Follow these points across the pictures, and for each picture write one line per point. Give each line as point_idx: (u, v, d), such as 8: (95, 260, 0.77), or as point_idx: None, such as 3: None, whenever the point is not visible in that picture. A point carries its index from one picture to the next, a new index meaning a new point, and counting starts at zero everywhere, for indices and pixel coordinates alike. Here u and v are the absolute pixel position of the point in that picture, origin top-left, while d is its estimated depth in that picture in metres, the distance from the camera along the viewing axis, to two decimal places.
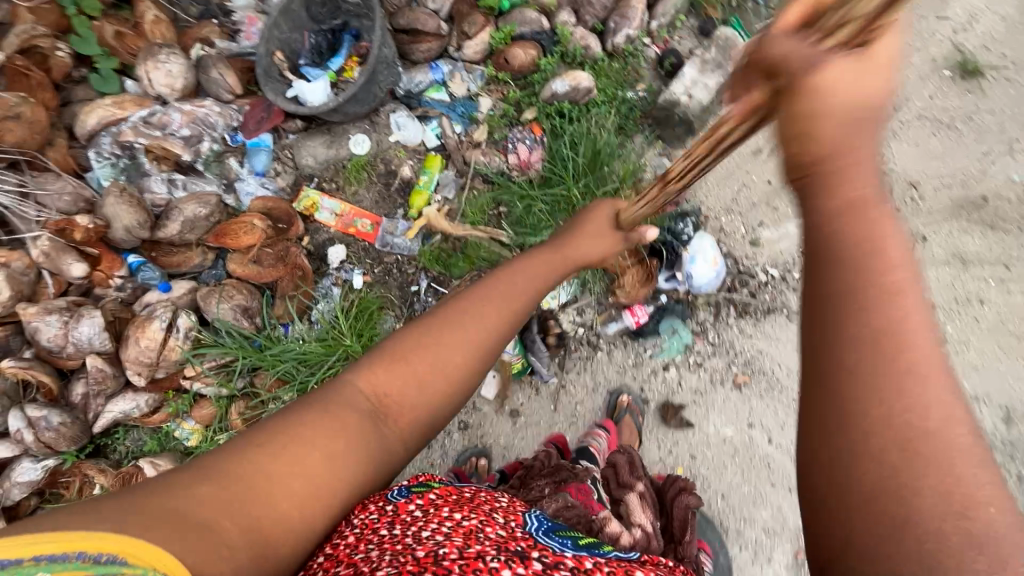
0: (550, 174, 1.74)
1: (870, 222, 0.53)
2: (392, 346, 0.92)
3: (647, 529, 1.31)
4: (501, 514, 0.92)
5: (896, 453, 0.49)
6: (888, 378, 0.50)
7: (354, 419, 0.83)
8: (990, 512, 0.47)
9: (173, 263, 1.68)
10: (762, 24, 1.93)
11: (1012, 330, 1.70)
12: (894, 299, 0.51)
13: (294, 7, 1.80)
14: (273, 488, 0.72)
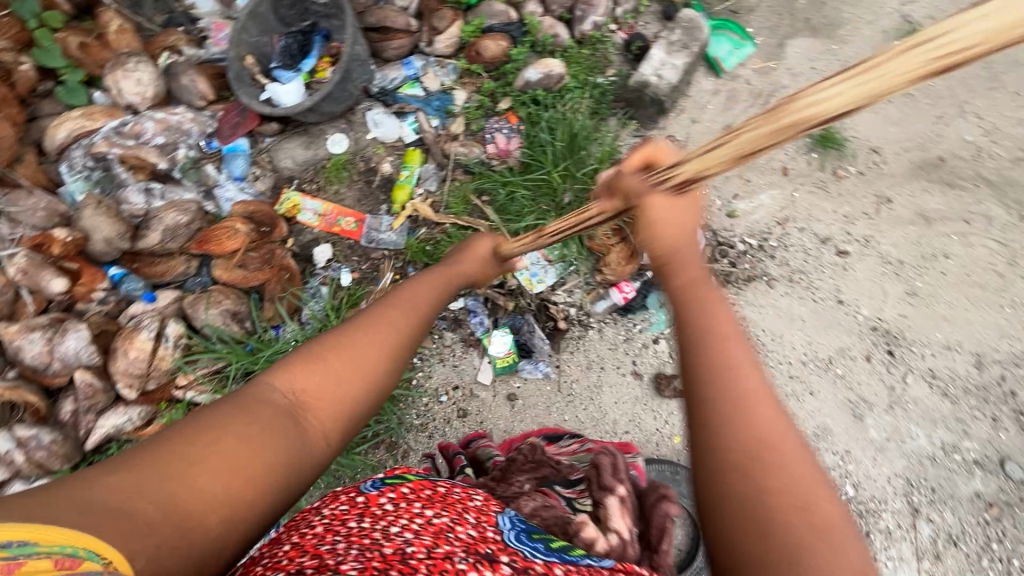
0: (529, 160, 1.77)
1: (700, 299, 0.78)
2: (317, 346, 0.87)
3: (624, 536, 1.02)
4: (477, 514, 0.83)
5: (741, 457, 0.66)
6: (729, 400, 0.69)
7: (272, 415, 0.76)
8: (819, 504, 0.63)
9: (157, 273, 1.66)
10: (722, 6, 2.05)
11: (977, 280, 1.79)
12: (726, 348, 0.73)
13: (263, 10, 1.80)
14: (193, 479, 0.65)
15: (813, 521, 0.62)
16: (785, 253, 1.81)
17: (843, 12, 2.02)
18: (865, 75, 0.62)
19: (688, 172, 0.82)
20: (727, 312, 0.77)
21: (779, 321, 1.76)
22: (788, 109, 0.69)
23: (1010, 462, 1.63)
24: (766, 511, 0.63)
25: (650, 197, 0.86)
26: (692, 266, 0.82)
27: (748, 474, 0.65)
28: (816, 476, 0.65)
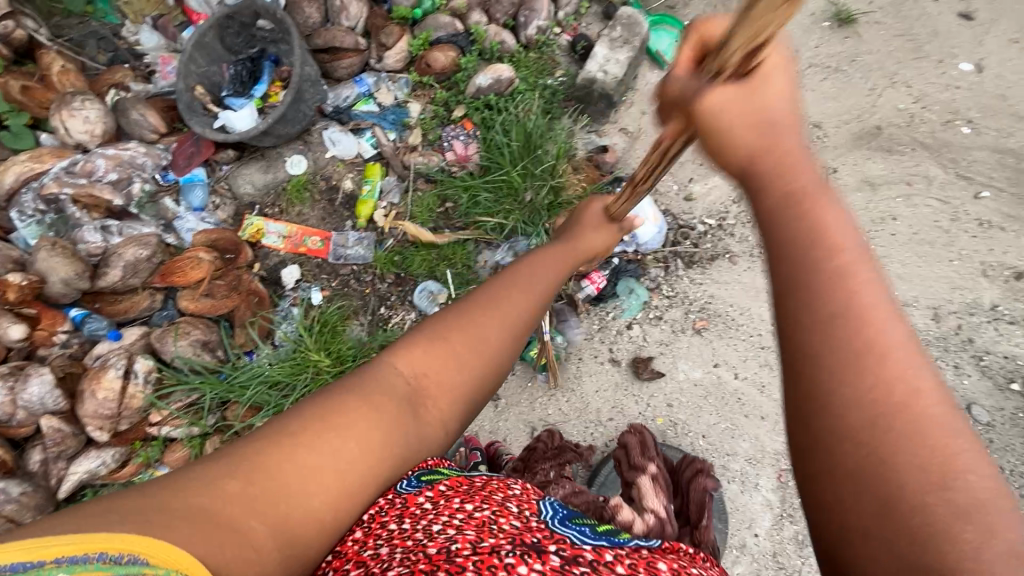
0: (488, 162, 1.80)
1: (812, 215, 0.55)
2: (446, 320, 0.87)
3: (662, 514, 0.91)
4: (518, 501, 0.74)
5: (861, 424, 0.49)
6: (848, 351, 0.51)
7: (392, 403, 0.76)
8: (970, 480, 0.46)
9: (121, 310, 1.64)
10: (659, 3, 2.13)
11: (925, 238, 1.88)
12: (846, 285, 0.52)
13: (208, 40, 1.80)
14: (306, 487, 0.66)
15: (964, 505, 0.45)
16: (744, 229, 1.83)
17: None
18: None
19: (738, 50, 0.61)
20: (848, 231, 0.54)
21: (745, 296, 1.77)
22: None
23: (975, 407, 1.71)
24: (905, 491, 0.46)
25: (707, 96, 0.61)
26: (800, 165, 0.57)
27: (869, 446, 0.48)
28: (960, 436, 0.48)
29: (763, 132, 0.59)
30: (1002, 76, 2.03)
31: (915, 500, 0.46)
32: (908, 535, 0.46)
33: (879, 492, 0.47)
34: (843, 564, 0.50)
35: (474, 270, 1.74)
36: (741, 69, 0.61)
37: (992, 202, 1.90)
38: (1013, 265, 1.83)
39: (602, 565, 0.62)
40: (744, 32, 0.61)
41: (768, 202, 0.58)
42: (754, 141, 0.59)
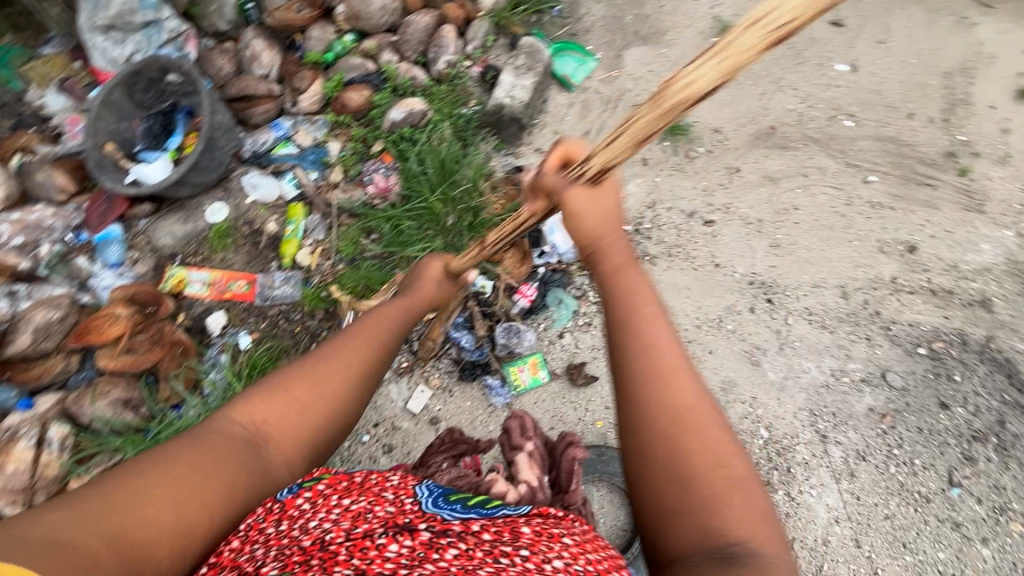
0: (407, 192, 1.85)
1: (622, 280, 0.78)
2: (281, 374, 0.88)
3: (533, 483, 1.16)
4: (395, 489, 0.79)
5: (666, 425, 0.69)
6: (653, 371, 0.71)
7: (229, 446, 0.77)
8: (733, 462, 0.68)
9: (34, 377, 1.58)
10: (562, 31, 2.28)
11: (826, 223, 2.02)
12: (646, 327, 0.74)
13: (116, 97, 1.80)
14: (140, 514, 0.65)
15: (730, 478, 0.67)
16: (660, 232, 1.99)
17: (665, 21, 2.30)
18: (728, 51, 0.70)
19: (597, 165, 0.84)
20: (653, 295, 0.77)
21: (666, 293, 1.91)
22: (676, 89, 0.76)
23: (890, 373, 1.82)
24: (688, 473, 0.67)
25: (568, 191, 0.84)
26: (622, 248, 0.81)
27: (670, 440, 0.69)
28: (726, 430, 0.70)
29: (603, 220, 0.82)
30: (875, 73, 2.23)
31: (695, 480, 0.67)
32: (699, 507, 0.66)
33: (680, 477, 0.67)
34: (663, 534, 0.68)
35: None
36: (591, 175, 0.85)
37: (879, 185, 2.07)
38: (906, 239, 1.99)
39: (469, 535, 0.69)
40: (603, 154, 0.83)
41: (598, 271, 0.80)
42: (598, 230, 0.82)
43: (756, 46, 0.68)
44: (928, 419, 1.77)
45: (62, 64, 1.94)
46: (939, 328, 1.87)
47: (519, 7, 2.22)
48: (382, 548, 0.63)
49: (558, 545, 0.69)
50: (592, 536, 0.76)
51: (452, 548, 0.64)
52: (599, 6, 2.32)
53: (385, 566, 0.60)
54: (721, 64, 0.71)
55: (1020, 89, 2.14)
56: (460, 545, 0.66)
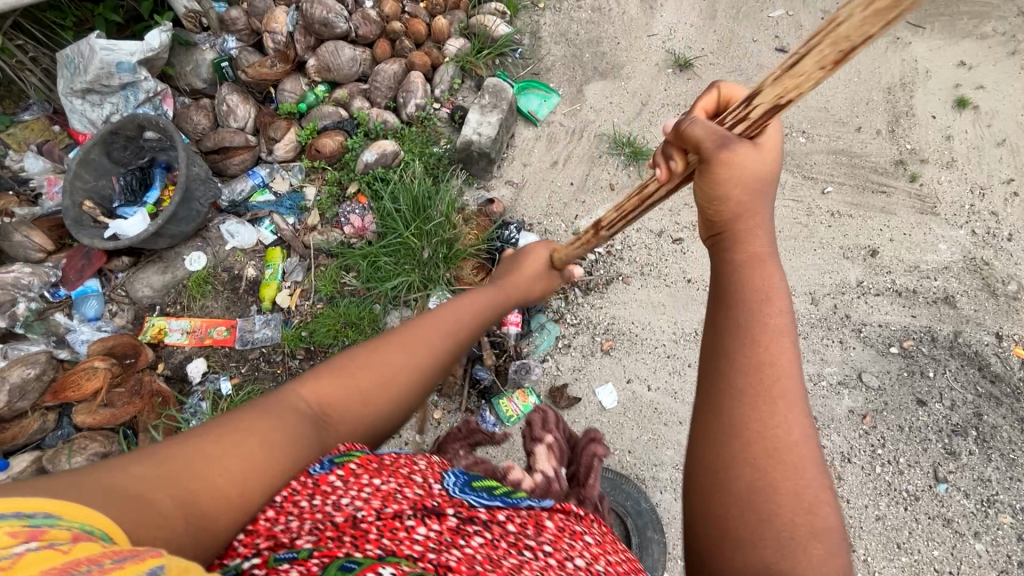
0: (383, 229, 1.90)
1: (760, 277, 0.68)
2: (353, 354, 0.85)
3: (549, 475, 1.16)
4: (424, 473, 0.75)
5: (758, 454, 0.59)
6: (764, 388, 0.62)
7: (298, 418, 0.72)
8: (822, 510, 0.58)
9: (8, 438, 1.54)
10: (524, 72, 2.43)
11: (789, 234, 2.10)
12: (767, 338, 0.64)
13: (94, 157, 1.84)
14: (209, 481, 0.60)
15: (817, 526, 0.56)
16: (631, 252, 1.99)
17: (621, 56, 2.49)
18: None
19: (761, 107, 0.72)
20: (780, 303, 0.67)
21: (644, 311, 1.91)
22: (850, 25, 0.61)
23: (866, 374, 1.86)
24: (772, 510, 0.57)
25: (730, 146, 0.73)
26: (758, 239, 0.72)
27: (761, 469, 0.59)
28: (823, 480, 0.59)
29: (752, 195, 0.72)
30: (821, 93, 2.34)
31: (779, 518, 0.56)
32: (775, 545, 0.55)
33: (759, 513, 0.57)
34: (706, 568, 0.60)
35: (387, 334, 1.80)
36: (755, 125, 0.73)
37: (836, 195, 2.16)
38: (867, 244, 2.06)
39: (493, 524, 0.67)
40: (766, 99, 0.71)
41: (724, 263, 0.72)
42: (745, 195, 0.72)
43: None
44: (907, 417, 1.80)
45: (41, 128, 2.01)
46: (908, 327, 1.93)
47: (483, 51, 2.35)
48: (412, 531, 0.60)
49: (579, 544, 0.70)
50: (609, 539, 0.78)
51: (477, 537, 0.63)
52: (558, 47, 2.50)
53: (415, 549, 0.57)
54: None
55: (958, 99, 2.28)
56: (485, 535, 0.64)
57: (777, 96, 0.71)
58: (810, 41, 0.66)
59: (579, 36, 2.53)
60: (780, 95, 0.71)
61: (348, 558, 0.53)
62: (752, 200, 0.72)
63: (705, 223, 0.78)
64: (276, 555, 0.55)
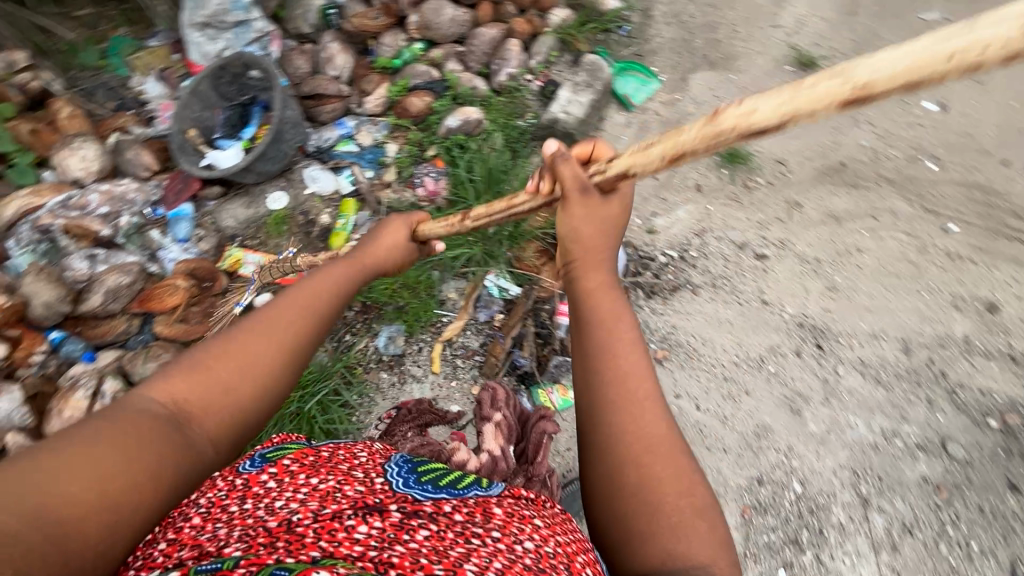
0: (454, 198, 1.90)
1: (602, 310, 0.87)
2: (202, 350, 0.84)
3: (495, 454, 1.32)
4: (364, 469, 0.85)
5: (641, 454, 0.78)
6: (630, 403, 0.80)
7: (150, 422, 0.73)
8: (693, 489, 0.77)
9: (99, 334, 1.70)
10: (627, 51, 2.31)
11: (892, 270, 1.88)
12: (618, 361, 0.83)
13: (203, 88, 1.96)
14: (57, 496, 0.61)
15: (695, 506, 0.76)
16: (706, 261, 1.88)
17: (737, 47, 2.33)
18: (800, 93, 0.69)
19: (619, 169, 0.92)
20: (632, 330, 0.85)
21: (709, 327, 1.80)
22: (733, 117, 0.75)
23: (951, 443, 1.65)
24: (656, 493, 0.75)
25: (583, 193, 0.93)
26: (598, 275, 0.90)
27: (642, 466, 0.77)
28: (687, 464, 0.79)
29: (600, 238, 0.92)
30: (967, 114, 2.10)
31: (665, 501, 0.75)
32: (671, 523, 0.74)
33: (646, 501, 0.76)
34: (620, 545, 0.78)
35: (440, 302, 1.80)
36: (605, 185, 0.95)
37: (960, 236, 1.91)
38: (985, 297, 1.81)
39: (440, 515, 0.75)
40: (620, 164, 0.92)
41: (575, 292, 0.91)
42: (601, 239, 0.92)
43: (831, 97, 0.67)
44: (992, 499, 1.59)
45: (163, 55, 2.15)
46: (1016, 400, 1.69)
47: (586, 25, 2.28)
48: (351, 529, 0.66)
49: (529, 527, 0.79)
50: (560, 519, 0.88)
51: (421, 530, 0.69)
52: (669, 29, 2.37)
53: (354, 548, 0.63)
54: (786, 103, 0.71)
55: None
56: (430, 526, 0.71)
57: (626, 167, 0.91)
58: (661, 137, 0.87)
59: (694, 20, 2.39)
60: (627, 169, 0.92)
61: (277, 566, 0.56)
62: (599, 241, 0.91)
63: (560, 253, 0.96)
64: (196, 569, 0.57)
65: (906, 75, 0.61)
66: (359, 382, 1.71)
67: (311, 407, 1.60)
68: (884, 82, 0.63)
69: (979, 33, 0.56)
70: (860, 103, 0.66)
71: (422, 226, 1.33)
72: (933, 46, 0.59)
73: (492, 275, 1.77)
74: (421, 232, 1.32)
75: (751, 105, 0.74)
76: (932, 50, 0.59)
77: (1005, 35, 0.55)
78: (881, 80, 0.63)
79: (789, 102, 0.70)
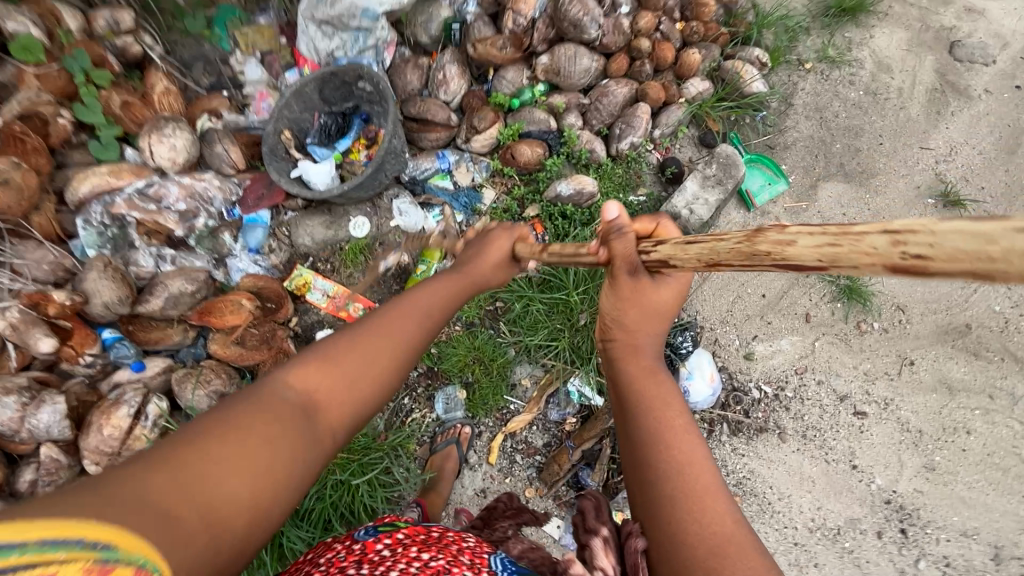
0: (550, 275, 1.68)
1: (650, 388, 0.88)
2: (336, 339, 0.81)
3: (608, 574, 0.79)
4: (472, 556, 0.76)
5: (706, 558, 0.69)
6: (692, 493, 0.74)
7: (290, 410, 0.69)
8: None
9: (152, 339, 1.60)
10: (759, 140, 2.14)
11: (998, 463, 1.70)
12: (681, 447, 0.79)
13: (308, 90, 1.82)
14: (217, 486, 0.58)
15: None
16: (801, 406, 1.73)
17: (878, 162, 2.12)
18: (846, 242, 0.62)
19: (659, 254, 0.94)
20: (686, 420, 0.83)
21: (788, 482, 1.67)
22: (772, 243, 0.71)
23: None
24: None
25: (641, 278, 0.97)
26: (633, 359, 0.94)
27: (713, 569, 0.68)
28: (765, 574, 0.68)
29: (642, 319, 0.97)
30: None
31: None
32: None
33: None
34: None
35: (510, 386, 1.66)
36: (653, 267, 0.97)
37: None
38: None
39: None
40: (660, 253, 0.94)
41: (619, 376, 0.93)
42: (643, 317, 0.97)
43: (874, 256, 0.60)
44: None
45: (270, 35, 1.96)
46: None
47: (723, 102, 2.10)
48: None
49: None
50: None
51: None
52: (808, 123, 2.17)
53: None
54: (821, 249, 0.65)
55: None
56: None
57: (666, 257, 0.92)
58: (699, 239, 0.85)
59: (836, 119, 2.19)
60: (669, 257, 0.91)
61: None
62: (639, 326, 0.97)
63: (603, 329, 1.03)
64: None
65: (984, 257, 0.51)
66: (408, 454, 1.57)
67: (360, 483, 1.48)
68: (945, 257, 0.54)
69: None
70: (913, 272, 0.58)
71: (522, 244, 1.32)
72: (1013, 233, 0.49)
73: (574, 382, 1.62)
74: (518, 250, 1.32)
75: (790, 237, 0.68)
76: (1019, 241, 0.49)
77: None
78: (942, 255, 0.54)
79: (831, 247, 0.64)
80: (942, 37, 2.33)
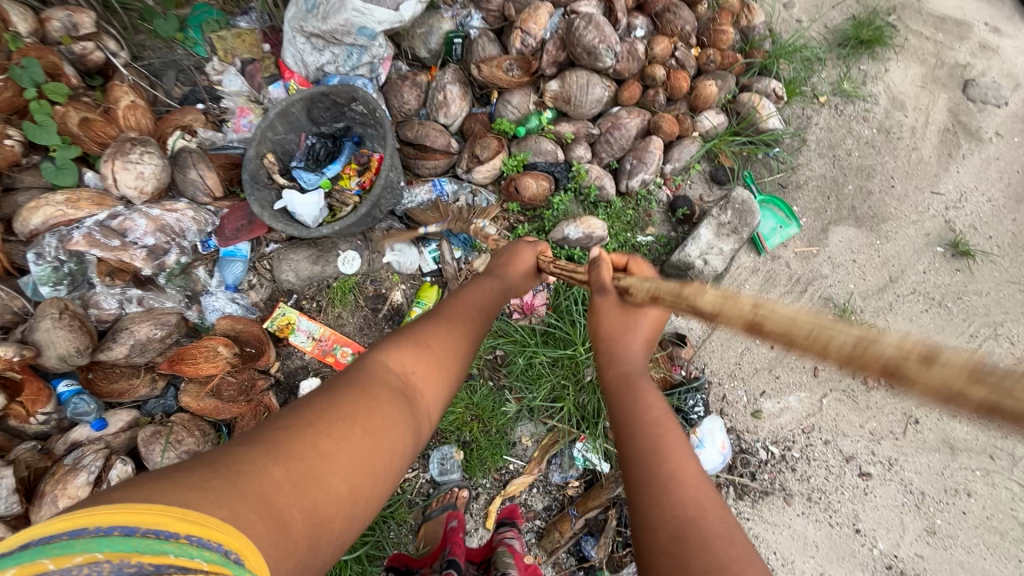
0: (553, 328, 1.58)
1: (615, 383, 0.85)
2: (415, 333, 0.83)
3: None
4: None
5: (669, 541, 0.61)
6: (653, 474, 0.68)
7: (388, 397, 0.70)
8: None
9: (114, 392, 1.44)
10: (772, 178, 2.06)
11: (996, 526, 1.68)
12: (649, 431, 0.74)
13: (294, 110, 1.64)
14: (328, 477, 0.58)
15: None
16: (807, 467, 1.69)
17: (889, 206, 2.07)
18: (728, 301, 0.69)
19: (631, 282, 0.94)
20: (654, 403, 0.79)
21: (791, 548, 1.64)
22: (689, 292, 0.77)
23: None
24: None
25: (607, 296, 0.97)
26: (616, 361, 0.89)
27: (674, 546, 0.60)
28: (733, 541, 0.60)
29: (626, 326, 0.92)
30: None
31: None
32: None
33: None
34: None
35: (510, 444, 1.55)
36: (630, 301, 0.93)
37: None
38: None
39: None
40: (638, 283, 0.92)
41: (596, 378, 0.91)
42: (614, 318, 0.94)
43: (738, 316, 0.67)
44: None
45: (253, 42, 1.78)
46: None
47: (737, 137, 2.01)
48: None
49: None
50: None
51: None
52: (820, 161, 2.10)
53: None
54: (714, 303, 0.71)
55: None
56: None
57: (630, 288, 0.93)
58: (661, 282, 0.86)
59: (849, 158, 2.11)
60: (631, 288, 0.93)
61: None
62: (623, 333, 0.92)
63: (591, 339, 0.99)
64: None
65: (796, 332, 0.59)
66: (399, 521, 1.48)
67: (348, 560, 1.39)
68: (777, 326, 0.62)
69: (848, 326, 0.54)
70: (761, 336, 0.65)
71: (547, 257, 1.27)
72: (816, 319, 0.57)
73: (578, 446, 1.53)
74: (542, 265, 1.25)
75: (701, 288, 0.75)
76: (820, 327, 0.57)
77: (901, 350, 0.48)
78: (775, 325, 0.62)
79: (720, 302, 0.70)
80: (956, 75, 2.24)
